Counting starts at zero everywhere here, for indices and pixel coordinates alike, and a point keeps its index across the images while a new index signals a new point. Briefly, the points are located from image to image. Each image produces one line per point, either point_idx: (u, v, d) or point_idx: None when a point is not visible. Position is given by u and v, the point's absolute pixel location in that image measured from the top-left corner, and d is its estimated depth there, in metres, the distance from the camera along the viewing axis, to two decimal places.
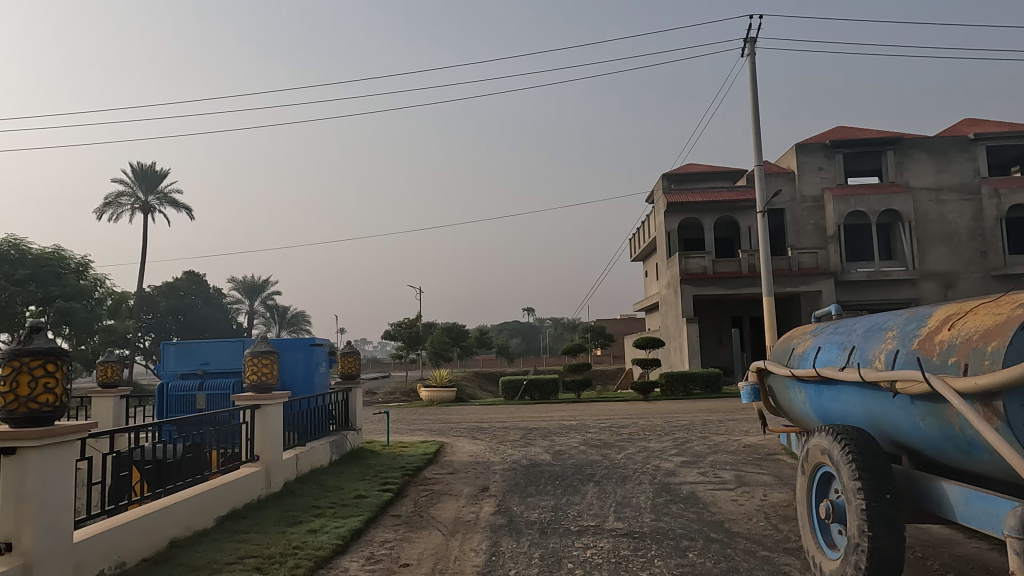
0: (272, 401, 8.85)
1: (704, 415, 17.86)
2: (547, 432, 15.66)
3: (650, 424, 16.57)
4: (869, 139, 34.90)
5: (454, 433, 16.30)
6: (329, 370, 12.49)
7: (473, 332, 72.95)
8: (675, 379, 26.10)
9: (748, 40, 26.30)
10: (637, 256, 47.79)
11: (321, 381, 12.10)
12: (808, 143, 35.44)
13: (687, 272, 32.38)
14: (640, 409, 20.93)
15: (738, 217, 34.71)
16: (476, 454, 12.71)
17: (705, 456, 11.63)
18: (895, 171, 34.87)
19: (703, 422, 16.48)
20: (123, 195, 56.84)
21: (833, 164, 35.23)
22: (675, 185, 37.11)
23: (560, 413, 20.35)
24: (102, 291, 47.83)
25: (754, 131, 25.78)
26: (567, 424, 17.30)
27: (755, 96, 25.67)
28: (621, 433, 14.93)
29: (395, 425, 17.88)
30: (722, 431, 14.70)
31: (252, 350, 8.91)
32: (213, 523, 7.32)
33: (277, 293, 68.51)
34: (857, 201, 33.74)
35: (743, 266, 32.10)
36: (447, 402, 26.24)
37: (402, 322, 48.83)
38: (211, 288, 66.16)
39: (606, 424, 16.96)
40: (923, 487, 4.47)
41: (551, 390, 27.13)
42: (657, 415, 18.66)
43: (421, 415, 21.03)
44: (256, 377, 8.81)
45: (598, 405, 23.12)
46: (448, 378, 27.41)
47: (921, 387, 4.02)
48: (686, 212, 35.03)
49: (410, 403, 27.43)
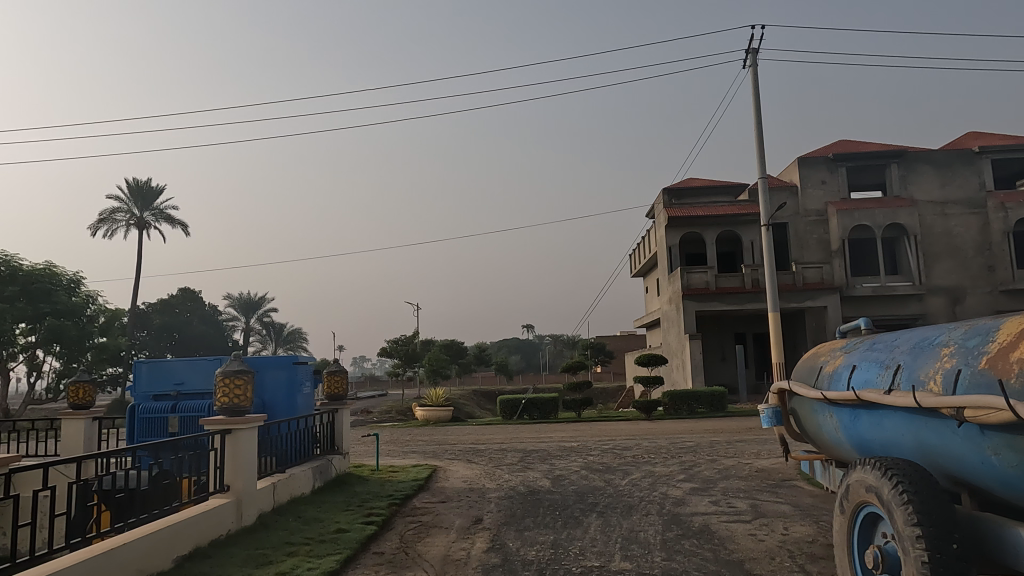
0: (245, 425, 8.06)
1: (711, 437, 17.07)
2: (546, 455, 14.87)
3: (655, 446, 15.76)
4: (872, 152, 34.39)
5: (448, 456, 15.50)
6: (313, 390, 11.75)
7: (472, 349, 72.11)
8: (678, 398, 25.28)
9: (749, 51, 25.88)
10: (637, 272, 47.16)
11: (304, 403, 11.37)
12: (811, 157, 34.93)
13: (689, 288, 31.70)
14: (643, 429, 20.12)
15: (740, 232, 34.11)
16: (470, 480, 11.90)
17: (715, 482, 10.84)
18: (900, 184, 34.31)
19: (711, 444, 15.68)
20: (118, 211, 56.31)
21: (836, 177, 34.68)
22: (676, 200, 36.55)
23: (559, 434, 19.55)
24: (94, 308, 47.06)
25: (757, 144, 25.24)
26: (567, 445, 16.50)
27: (757, 107, 25.20)
28: (625, 456, 14.13)
29: (387, 447, 17.09)
30: (731, 454, 13.90)
31: (223, 369, 8.13)
32: (171, 563, 6.51)
33: (273, 310, 67.74)
34: (861, 215, 33.29)
35: (747, 281, 31.51)
36: (443, 422, 25.40)
37: (399, 339, 47.98)
38: (207, 305, 65.47)
39: (608, 445, 16.17)
40: (995, 532, 3.72)
41: (551, 409, 26.30)
42: (661, 436, 17.88)
43: (416, 436, 20.21)
44: (228, 400, 8.03)
45: (600, 424, 22.32)
46: (444, 397, 26.60)
47: (1000, 415, 3.32)
48: (687, 226, 34.43)
49: (405, 422, 26.60)
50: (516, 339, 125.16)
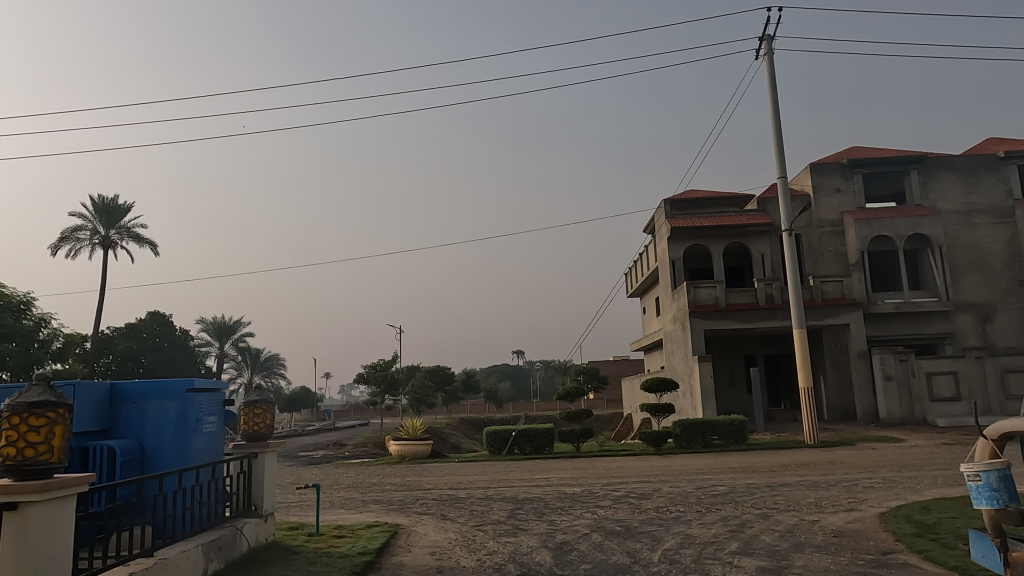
0: (42, 496, 4.76)
1: (744, 480, 13.89)
2: (545, 508, 11.59)
3: (682, 493, 12.53)
4: (889, 158, 31.78)
5: (418, 508, 12.16)
6: (219, 428, 8.42)
7: (459, 375, 68.49)
8: (691, 429, 22.04)
9: (763, 38, 23.43)
10: (635, 291, 44.24)
11: (202, 447, 8.05)
12: (823, 163, 32.33)
13: (697, 305, 28.72)
14: (656, 469, 16.84)
15: (749, 244, 31.24)
16: (439, 551, 8.60)
17: (785, 558, 7.58)
18: (920, 192, 31.63)
19: (751, 491, 12.44)
20: (81, 229, 52.84)
21: (851, 185, 32.03)
22: (678, 211, 33.66)
23: (558, 475, 16.26)
24: (47, 331, 43.38)
25: (775, 139, 22.51)
26: (568, 493, 13.21)
27: (775, 97, 22.55)
28: (647, 509, 10.88)
29: (343, 498, 13.75)
30: (784, 506, 10.64)
31: (11, 401, 4.83)
32: None
33: (249, 334, 64.12)
34: (881, 224, 30.52)
35: (760, 297, 28.54)
36: (421, 459, 21.97)
37: (377, 364, 44.10)
38: (179, 329, 61.75)
39: (620, 492, 12.92)
40: None
41: (545, 442, 22.95)
42: (681, 478, 14.66)
43: (385, 478, 16.84)
44: (17, 453, 4.73)
45: (602, 461, 19.01)
46: (422, 429, 23.12)
47: None
48: (691, 238, 31.54)
49: (378, 459, 23.13)
50: (506, 365, 122.03)
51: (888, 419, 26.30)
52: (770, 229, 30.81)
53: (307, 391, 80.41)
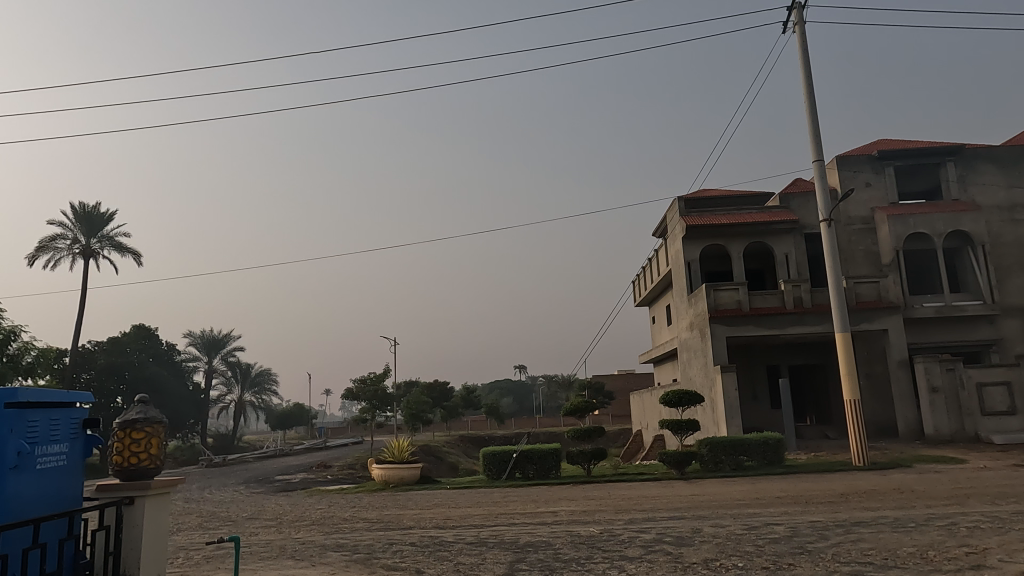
0: None
1: (804, 518, 11.04)
2: (556, 561, 8.71)
3: (731, 538, 9.66)
4: (923, 149, 29.14)
5: (389, 561, 9.29)
6: (64, 464, 5.59)
7: (459, 391, 65.58)
8: (719, 449, 19.22)
9: (794, 7, 20.97)
10: (644, 300, 41.57)
11: (31, 494, 5.20)
12: (851, 155, 29.75)
13: (717, 309, 25.98)
14: (685, 499, 14.03)
15: (772, 244, 28.52)
16: None
17: None
18: (958, 186, 28.93)
19: (822, 536, 9.57)
20: (60, 238, 50.18)
21: (882, 179, 29.42)
22: (692, 209, 30.99)
23: (568, 507, 13.42)
24: (18, 345, 40.53)
25: (809, 120, 19.95)
26: (584, 536, 10.36)
27: (809, 71, 20.01)
28: (693, 566, 8.00)
29: (300, 544, 10.89)
30: (885, 563, 7.76)
31: None
32: None
33: (239, 349, 61.46)
34: (916, 221, 27.82)
35: (787, 301, 25.76)
36: (408, 485, 19.08)
37: (366, 377, 40.77)
38: (165, 343, 59.01)
39: (652, 536, 10.05)
40: None
41: (551, 465, 20.07)
42: (721, 514, 11.81)
43: (360, 512, 14.00)
44: None
45: (620, 488, 16.16)
46: (409, 450, 20.24)
47: None
48: (709, 238, 28.83)
49: (360, 484, 20.25)
50: (508, 379, 119.26)
51: (934, 437, 23.48)
52: (795, 227, 28.11)
53: (301, 408, 77.73)
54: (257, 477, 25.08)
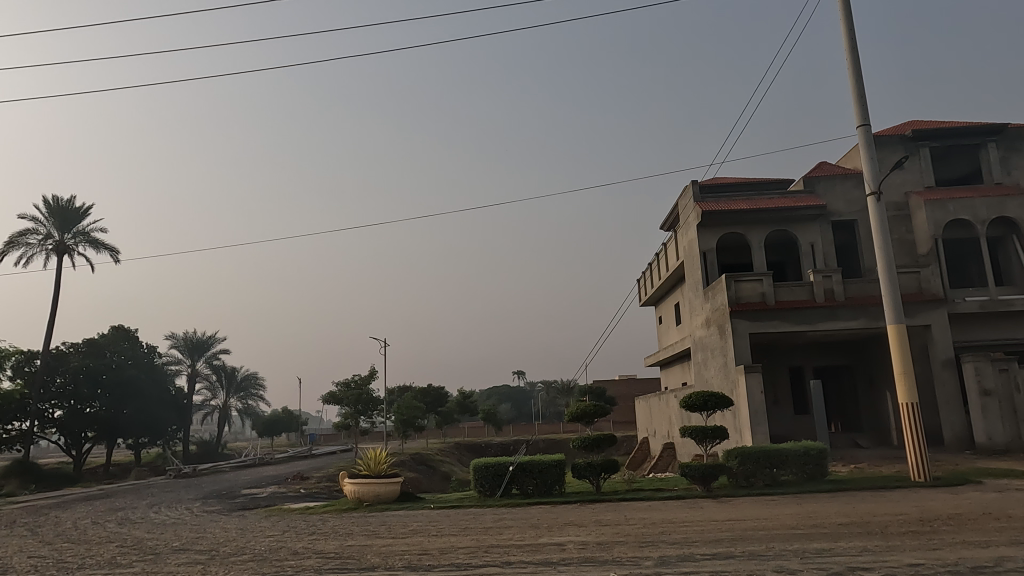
0: None
1: (895, 558, 8.21)
2: None
3: None
4: (962, 128, 26.46)
5: None
6: None
7: (455, 397, 62.76)
8: (751, 461, 16.40)
9: None
10: (651, 298, 38.99)
11: None
12: (882, 135, 27.18)
13: (739, 302, 23.28)
14: (724, 524, 11.24)
15: (797, 232, 25.79)
16: None
17: None
18: (1000, 167, 26.25)
19: None
20: (32, 234, 47.39)
21: (916, 161, 26.80)
22: (707, 195, 28.31)
23: (578, 537, 10.62)
24: None
25: (853, 80, 17.29)
26: None
27: (850, 23, 17.36)
28: None
29: None
30: None
31: None
32: None
33: (225, 351, 58.55)
34: (956, 205, 24.95)
35: (817, 293, 23.01)
36: (383, 503, 16.25)
37: (351, 380, 38.00)
38: (146, 346, 56.08)
39: None
40: None
41: (552, 479, 17.28)
42: (780, 550, 8.98)
43: (316, 544, 11.15)
44: None
45: (638, 510, 13.36)
46: (386, 462, 17.39)
47: None
48: (726, 225, 26.10)
49: (331, 501, 17.41)
50: (506, 386, 116.37)
51: (986, 446, 20.68)
52: (822, 213, 25.39)
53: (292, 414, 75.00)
54: (219, 492, 22.12)
